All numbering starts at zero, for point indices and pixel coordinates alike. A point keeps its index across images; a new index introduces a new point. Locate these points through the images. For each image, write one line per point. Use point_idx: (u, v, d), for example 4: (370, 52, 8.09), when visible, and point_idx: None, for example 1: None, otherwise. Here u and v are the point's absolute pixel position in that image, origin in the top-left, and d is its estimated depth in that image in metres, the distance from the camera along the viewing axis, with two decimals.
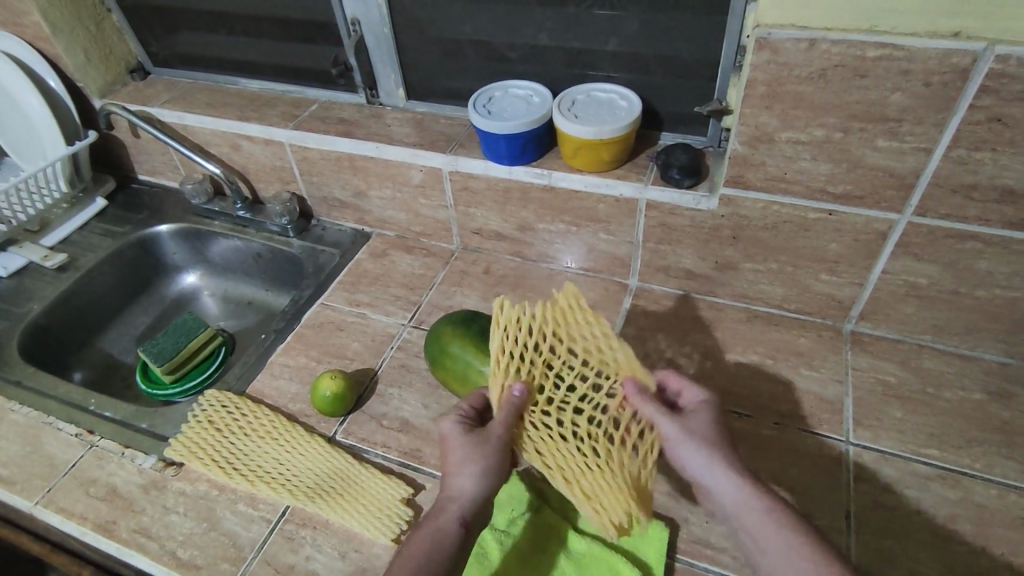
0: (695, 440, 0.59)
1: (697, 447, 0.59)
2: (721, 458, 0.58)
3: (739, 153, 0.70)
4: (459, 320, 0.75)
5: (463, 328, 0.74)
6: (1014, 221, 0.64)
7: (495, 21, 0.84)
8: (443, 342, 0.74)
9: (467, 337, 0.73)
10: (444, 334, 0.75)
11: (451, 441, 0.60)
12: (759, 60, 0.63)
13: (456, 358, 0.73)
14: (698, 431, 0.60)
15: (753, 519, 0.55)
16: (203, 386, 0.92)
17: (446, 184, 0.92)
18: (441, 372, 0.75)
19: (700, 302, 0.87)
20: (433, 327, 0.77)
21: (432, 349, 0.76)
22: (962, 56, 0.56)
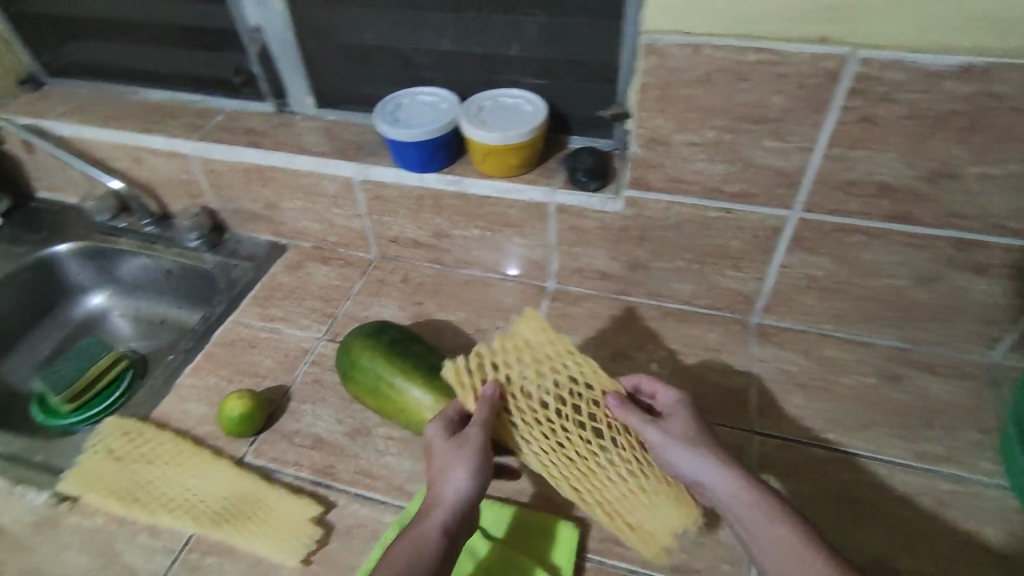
0: (682, 445, 0.61)
1: (692, 454, 0.60)
2: (714, 460, 0.60)
3: (638, 156, 0.72)
4: (369, 332, 0.74)
5: (374, 340, 0.73)
6: (893, 215, 0.68)
7: (399, 27, 0.84)
8: (352, 355, 0.73)
9: (377, 350, 0.72)
10: (354, 347, 0.73)
11: (433, 443, 0.62)
12: (649, 65, 0.64)
13: (365, 372, 0.71)
14: (681, 435, 0.62)
15: (765, 511, 0.56)
16: (107, 412, 0.88)
17: (358, 193, 0.90)
18: (351, 386, 0.73)
19: (615, 302, 0.89)
20: (342, 340, 0.75)
21: (341, 364, 0.74)
22: (830, 59, 0.59)
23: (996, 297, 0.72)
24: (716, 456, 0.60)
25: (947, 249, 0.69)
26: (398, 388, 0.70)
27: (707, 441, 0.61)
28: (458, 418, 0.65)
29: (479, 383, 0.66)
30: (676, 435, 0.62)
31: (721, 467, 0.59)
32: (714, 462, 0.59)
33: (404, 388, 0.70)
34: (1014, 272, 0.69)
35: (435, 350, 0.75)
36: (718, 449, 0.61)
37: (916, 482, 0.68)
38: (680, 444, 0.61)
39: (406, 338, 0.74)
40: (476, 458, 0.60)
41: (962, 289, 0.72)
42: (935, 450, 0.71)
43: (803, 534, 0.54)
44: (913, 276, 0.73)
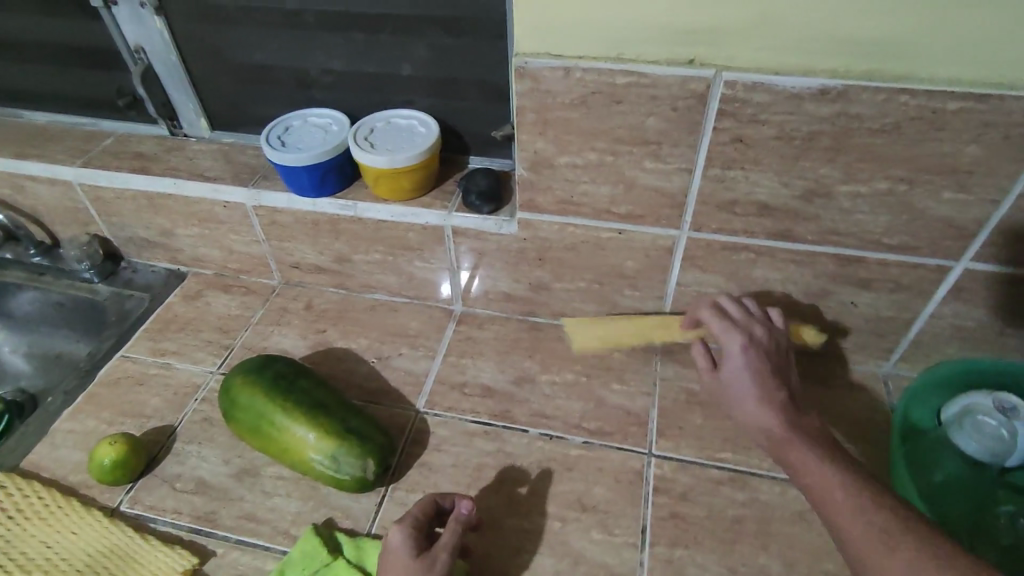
0: (737, 395, 0.63)
1: (745, 402, 0.62)
2: (757, 408, 0.61)
3: (526, 179, 0.71)
4: (252, 368, 0.71)
5: (256, 377, 0.70)
6: (776, 232, 0.68)
7: (284, 47, 0.81)
8: (233, 393, 0.70)
9: (258, 388, 0.69)
10: (236, 385, 0.70)
11: (394, 556, 0.57)
12: (524, 88, 0.63)
13: (247, 411, 0.68)
14: (744, 379, 0.63)
15: (795, 450, 0.57)
16: None
17: (252, 219, 0.87)
18: (234, 425, 0.70)
19: (522, 323, 0.87)
20: (226, 376, 0.72)
21: (224, 402, 0.70)
22: (697, 82, 0.58)
23: (883, 310, 0.73)
24: (764, 406, 0.61)
25: (831, 265, 0.70)
26: (279, 427, 0.67)
27: (754, 386, 0.62)
28: (421, 522, 0.60)
29: (579, 340, 0.83)
30: (735, 380, 0.63)
31: (761, 413, 0.61)
32: (754, 409, 0.61)
33: (285, 427, 0.67)
34: (896, 287, 0.70)
35: (325, 383, 0.72)
36: (767, 394, 0.62)
37: None
38: (736, 393, 0.63)
39: (292, 372, 0.71)
40: None
41: (850, 303, 0.73)
42: None
43: (827, 462, 0.54)
44: (802, 291, 0.73)
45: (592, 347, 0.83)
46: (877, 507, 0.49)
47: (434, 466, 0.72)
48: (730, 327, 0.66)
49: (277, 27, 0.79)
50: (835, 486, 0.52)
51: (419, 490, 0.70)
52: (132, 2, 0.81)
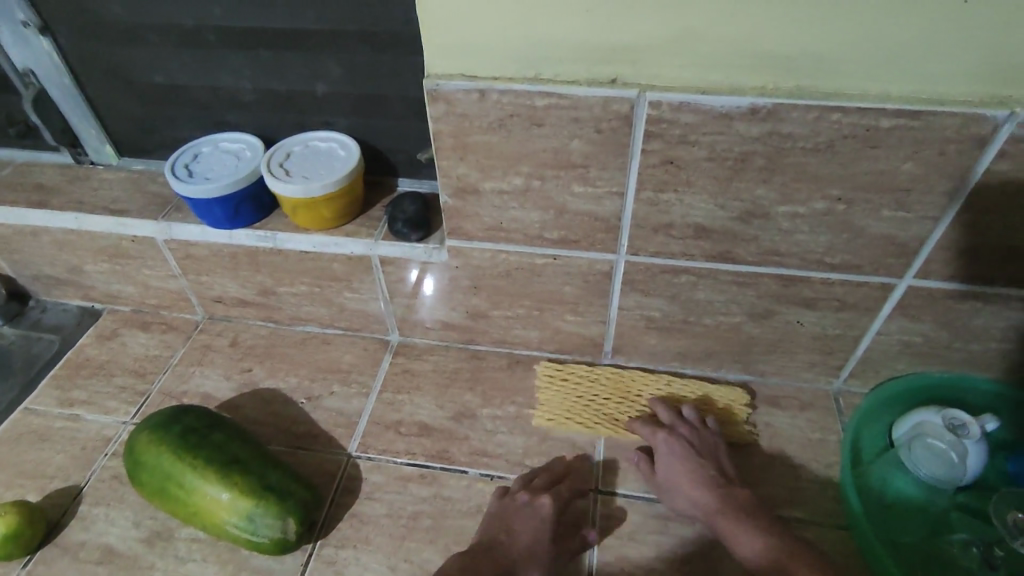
0: (668, 489, 0.65)
1: (677, 491, 0.64)
2: (691, 496, 0.63)
3: (450, 206, 0.66)
4: (158, 422, 0.65)
5: (163, 433, 0.63)
6: (715, 254, 0.65)
7: (187, 67, 0.74)
8: (137, 452, 0.64)
9: (164, 447, 0.63)
10: (141, 444, 0.64)
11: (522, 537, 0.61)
12: (438, 112, 0.58)
13: (152, 472, 0.62)
14: (670, 473, 0.65)
15: (730, 532, 0.59)
16: None
17: (165, 253, 0.81)
18: (139, 487, 0.64)
19: (462, 352, 0.82)
20: (134, 430, 0.66)
21: (130, 462, 0.64)
22: (620, 102, 0.54)
23: (830, 329, 0.70)
24: (694, 491, 0.63)
25: (773, 285, 0.67)
26: (188, 488, 0.61)
27: (683, 474, 0.64)
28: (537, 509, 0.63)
29: (558, 380, 0.78)
30: (663, 479, 0.66)
31: (695, 500, 0.63)
32: (690, 497, 0.63)
33: (195, 489, 0.61)
34: (841, 306, 0.67)
35: (242, 434, 0.66)
36: (696, 477, 0.64)
37: None
38: (666, 485, 0.65)
39: (204, 425, 0.65)
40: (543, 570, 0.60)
41: (795, 323, 0.70)
42: (779, 494, 0.68)
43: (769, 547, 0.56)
44: (746, 312, 0.70)
45: (566, 389, 0.77)
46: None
47: (366, 516, 0.67)
48: (656, 430, 0.69)
49: (177, 46, 0.72)
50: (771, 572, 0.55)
51: (349, 545, 0.65)
52: (15, 22, 0.74)
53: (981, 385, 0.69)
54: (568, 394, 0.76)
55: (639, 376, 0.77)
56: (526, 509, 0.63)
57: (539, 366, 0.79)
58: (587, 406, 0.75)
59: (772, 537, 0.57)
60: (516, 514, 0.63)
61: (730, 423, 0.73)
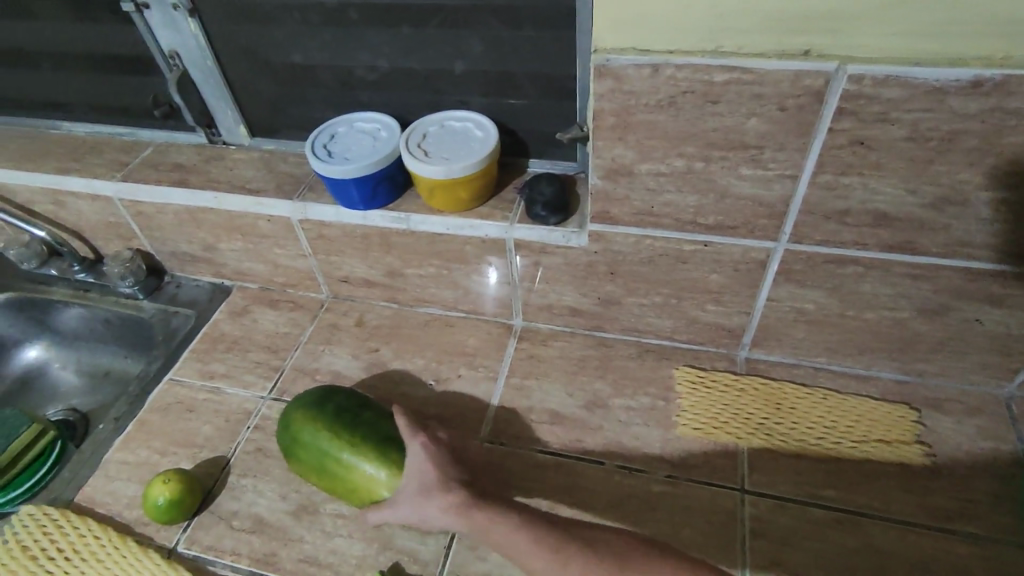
0: (405, 498, 0.58)
1: (419, 500, 0.57)
2: (422, 500, 0.57)
3: (599, 188, 0.63)
4: (313, 401, 0.66)
5: (318, 413, 0.64)
6: (894, 245, 0.59)
7: (325, 47, 0.74)
8: (295, 430, 0.65)
9: (318, 423, 0.64)
10: (297, 424, 0.65)
11: None
12: (602, 90, 0.55)
13: (309, 449, 0.63)
14: (414, 483, 0.58)
15: (484, 522, 0.54)
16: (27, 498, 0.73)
17: (298, 232, 0.82)
18: (297, 465, 0.65)
19: (588, 339, 0.80)
20: (286, 411, 0.68)
21: (287, 441, 0.66)
22: (814, 77, 0.50)
23: (1014, 329, 0.63)
24: (428, 496, 0.57)
25: (956, 280, 0.60)
26: (347, 465, 0.61)
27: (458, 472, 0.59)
28: None
29: (700, 389, 0.74)
30: (410, 490, 0.58)
31: (443, 504, 0.56)
32: (433, 501, 0.56)
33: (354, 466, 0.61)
34: None
35: (392, 414, 0.66)
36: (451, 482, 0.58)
37: (929, 543, 0.61)
38: (411, 496, 0.58)
39: (355, 405, 0.66)
40: None
41: (973, 321, 0.64)
42: (948, 506, 0.63)
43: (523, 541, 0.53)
44: (916, 307, 0.64)
45: (711, 399, 0.73)
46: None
47: None
48: (414, 435, 0.61)
49: (318, 25, 0.72)
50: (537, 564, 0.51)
51: None
52: (165, 5, 0.75)
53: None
54: (714, 404, 0.72)
55: (790, 388, 0.73)
56: None
57: (677, 371, 0.76)
58: (735, 416, 0.71)
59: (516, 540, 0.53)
60: None
61: (898, 439, 0.67)
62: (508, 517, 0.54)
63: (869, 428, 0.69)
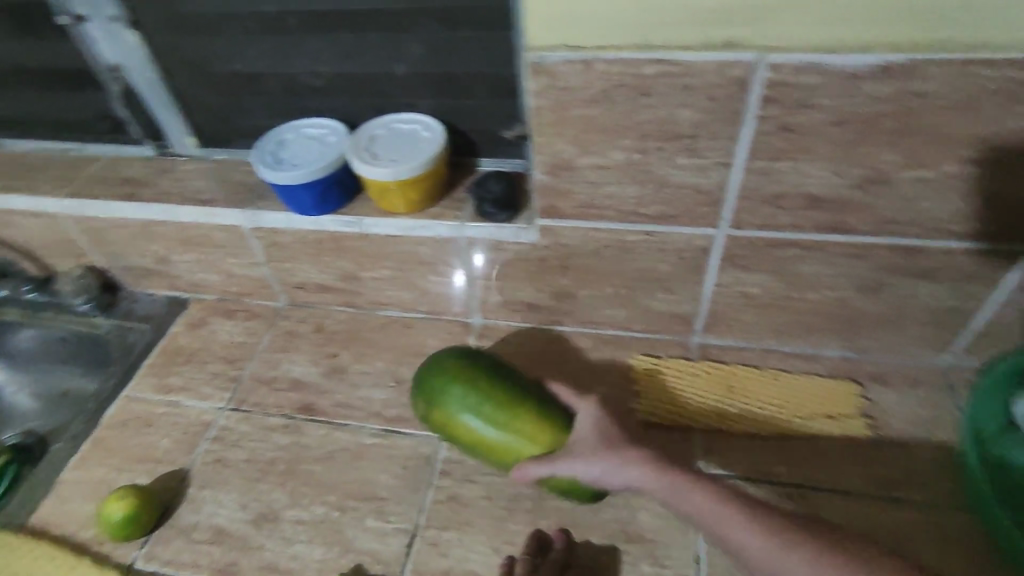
0: (594, 450, 0.57)
1: (624, 460, 0.56)
2: (615, 455, 0.56)
3: (544, 183, 0.64)
4: (486, 356, 0.65)
5: (494, 368, 0.63)
6: (827, 226, 0.61)
7: (270, 54, 0.74)
8: (447, 378, 0.63)
9: (468, 376, 0.63)
10: (455, 373, 0.63)
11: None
12: (538, 87, 0.56)
13: (460, 400, 0.61)
14: (591, 440, 0.58)
15: (682, 477, 0.54)
16: None
17: (251, 241, 0.81)
18: (437, 412, 0.63)
19: (546, 334, 0.82)
20: (427, 364, 0.66)
21: (432, 390, 0.64)
22: (737, 67, 0.51)
23: (945, 302, 0.66)
24: (618, 451, 0.57)
25: (887, 257, 0.63)
26: (486, 419, 0.60)
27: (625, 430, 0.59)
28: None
29: (654, 378, 0.75)
30: (584, 444, 0.58)
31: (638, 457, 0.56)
32: (629, 451, 0.56)
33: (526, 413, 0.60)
34: (962, 277, 0.63)
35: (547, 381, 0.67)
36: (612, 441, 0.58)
37: (874, 514, 0.63)
38: (607, 454, 0.57)
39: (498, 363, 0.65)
40: None
41: (907, 296, 0.66)
42: (893, 475, 0.65)
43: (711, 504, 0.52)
44: (854, 286, 0.66)
45: (664, 387, 0.74)
46: (782, 542, 0.48)
47: (465, 499, 0.67)
48: (586, 400, 0.62)
49: (261, 33, 0.73)
50: (741, 533, 0.50)
51: (450, 527, 0.65)
52: (104, 17, 0.75)
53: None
54: (667, 392, 0.74)
55: (740, 371, 0.75)
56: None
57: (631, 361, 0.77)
58: (688, 402, 0.73)
59: (742, 505, 0.51)
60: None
61: (842, 413, 0.70)
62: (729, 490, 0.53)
63: (815, 404, 0.71)
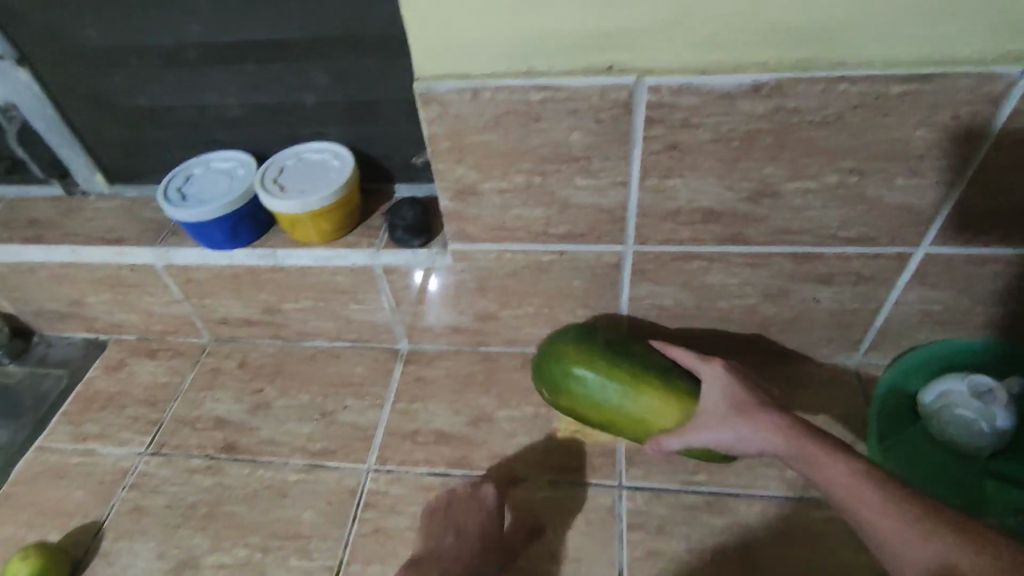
0: (721, 420, 0.58)
1: (732, 417, 0.57)
2: (747, 421, 0.56)
3: (451, 209, 0.65)
4: (579, 338, 0.66)
5: (592, 349, 0.65)
6: (726, 238, 0.63)
7: (173, 89, 0.73)
8: (567, 364, 0.65)
9: (610, 350, 0.65)
10: (584, 353, 0.65)
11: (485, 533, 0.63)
12: (431, 116, 0.56)
13: (595, 384, 0.63)
14: (720, 409, 0.59)
15: (806, 447, 0.52)
16: None
17: (166, 278, 0.79)
18: (568, 399, 0.66)
19: (474, 355, 0.81)
20: (545, 350, 0.68)
21: (552, 376, 0.66)
22: (618, 90, 0.53)
23: (847, 303, 0.68)
24: (751, 416, 0.56)
25: (786, 264, 0.65)
26: (630, 393, 0.62)
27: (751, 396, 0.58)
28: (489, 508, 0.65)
29: None
30: (719, 411, 0.59)
31: (767, 423, 0.55)
32: (755, 419, 0.56)
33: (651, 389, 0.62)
34: (858, 279, 0.66)
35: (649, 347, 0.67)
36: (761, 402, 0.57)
37: (788, 514, 0.65)
38: (719, 415, 0.58)
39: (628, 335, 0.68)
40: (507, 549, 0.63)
41: (811, 300, 0.69)
42: None
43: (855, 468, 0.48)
44: (760, 293, 0.68)
45: None
46: (915, 523, 0.43)
47: (390, 531, 0.67)
48: (708, 363, 0.62)
49: (161, 67, 0.71)
50: (833, 470, 0.49)
51: (375, 561, 0.65)
52: None
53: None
54: None
55: None
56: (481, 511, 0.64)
57: None
58: None
59: (849, 450, 0.50)
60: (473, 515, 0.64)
61: None
62: (827, 437, 0.52)
63: None
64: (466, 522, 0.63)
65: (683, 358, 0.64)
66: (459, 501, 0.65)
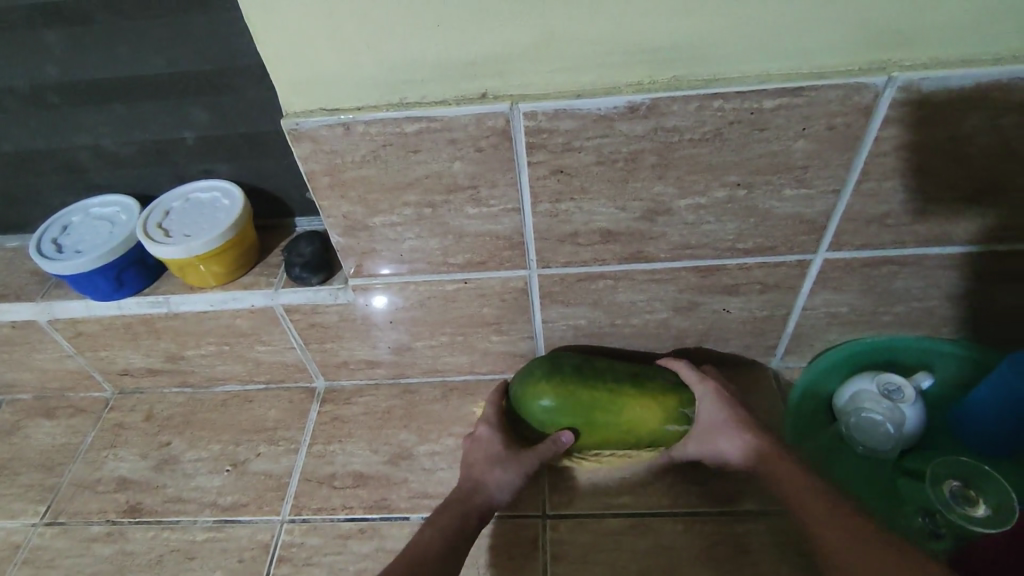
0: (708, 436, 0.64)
1: (716, 435, 0.63)
2: (734, 439, 0.63)
3: (344, 245, 0.62)
4: (548, 372, 0.65)
5: (566, 379, 0.64)
6: (628, 256, 0.62)
7: (41, 133, 0.68)
8: (548, 400, 0.64)
9: (605, 376, 0.64)
10: (602, 391, 0.63)
11: (481, 450, 0.65)
12: (305, 153, 0.54)
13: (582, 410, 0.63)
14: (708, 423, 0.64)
15: (784, 474, 0.59)
16: None
17: (53, 334, 0.74)
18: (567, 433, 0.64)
19: (394, 389, 0.78)
20: (521, 395, 0.66)
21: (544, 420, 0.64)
22: (493, 118, 0.51)
23: (757, 311, 0.68)
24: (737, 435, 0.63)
25: (691, 278, 0.64)
26: (620, 404, 0.63)
27: (735, 414, 0.63)
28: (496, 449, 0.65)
29: None
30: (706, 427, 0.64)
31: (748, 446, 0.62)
32: (736, 440, 0.62)
33: (675, 399, 0.64)
34: (763, 288, 0.65)
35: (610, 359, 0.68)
36: (743, 421, 0.63)
37: (711, 530, 0.64)
38: (705, 431, 0.64)
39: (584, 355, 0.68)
40: (498, 451, 0.64)
41: (721, 311, 0.68)
42: (729, 488, 0.67)
43: (827, 503, 0.55)
44: (671, 307, 0.67)
45: None
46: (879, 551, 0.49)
47: None
48: (704, 379, 0.65)
49: (25, 111, 0.66)
50: (808, 499, 0.56)
51: None
52: None
53: (952, 349, 0.67)
54: None
55: None
56: (477, 441, 0.66)
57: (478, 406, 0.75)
58: None
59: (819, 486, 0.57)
60: (474, 445, 0.66)
61: None
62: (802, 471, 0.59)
63: None
64: (478, 430, 0.67)
65: (683, 373, 0.66)
66: (480, 423, 0.68)
